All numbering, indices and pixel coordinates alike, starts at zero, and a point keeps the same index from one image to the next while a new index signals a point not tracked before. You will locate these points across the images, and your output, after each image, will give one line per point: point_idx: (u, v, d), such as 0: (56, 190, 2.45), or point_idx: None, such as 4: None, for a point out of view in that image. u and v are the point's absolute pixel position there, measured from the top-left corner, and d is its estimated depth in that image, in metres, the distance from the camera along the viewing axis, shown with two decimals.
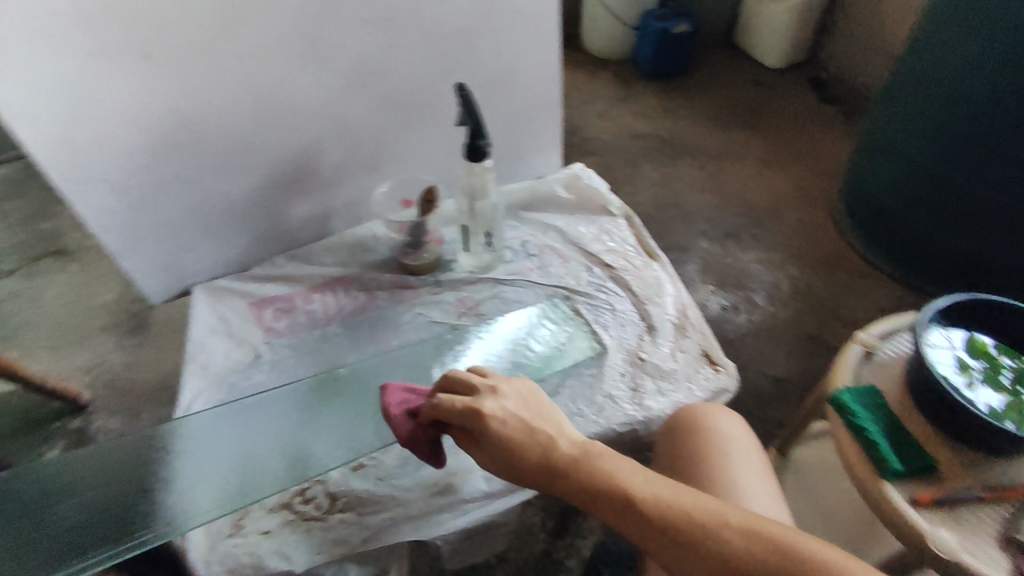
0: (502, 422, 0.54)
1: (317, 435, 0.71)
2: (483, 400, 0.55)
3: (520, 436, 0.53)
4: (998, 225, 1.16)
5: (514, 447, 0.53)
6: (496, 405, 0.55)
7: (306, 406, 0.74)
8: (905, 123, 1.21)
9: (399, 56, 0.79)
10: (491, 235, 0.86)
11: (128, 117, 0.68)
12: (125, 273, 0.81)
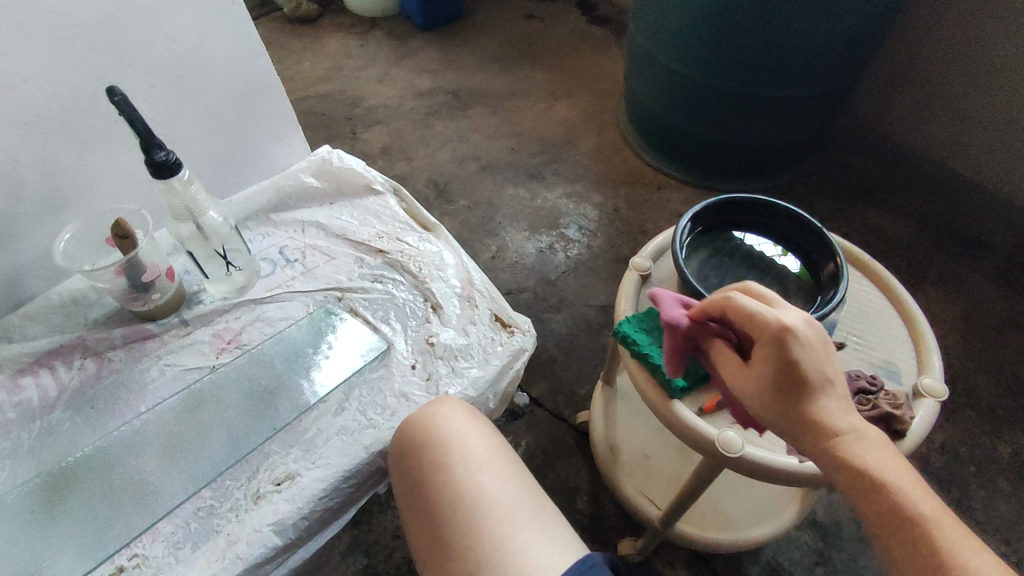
0: (803, 348, 0.43)
1: (52, 552, 0.57)
2: (787, 319, 0.44)
3: (816, 379, 0.43)
4: (757, 115, 1.32)
5: (801, 391, 0.43)
6: (801, 327, 0.44)
7: (30, 523, 0.59)
8: (666, 35, 1.28)
9: (30, 63, 0.62)
10: (227, 251, 0.75)
11: None
12: None
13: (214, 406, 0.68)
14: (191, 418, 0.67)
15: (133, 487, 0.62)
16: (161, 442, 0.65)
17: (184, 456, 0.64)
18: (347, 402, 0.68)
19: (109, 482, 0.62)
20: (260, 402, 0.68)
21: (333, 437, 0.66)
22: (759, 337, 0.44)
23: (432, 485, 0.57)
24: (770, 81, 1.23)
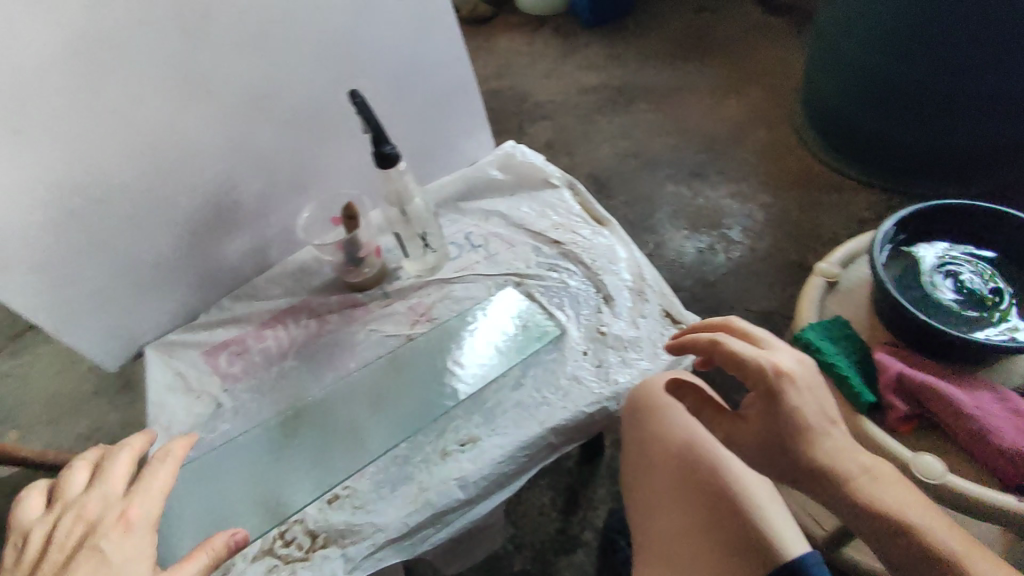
0: (795, 389, 0.53)
1: (288, 474, 0.70)
2: (776, 364, 0.54)
3: (810, 416, 0.53)
4: (950, 110, 1.18)
5: (798, 427, 0.53)
6: (787, 369, 0.54)
7: (272, 448, 0.72)
8: (850, 20, 1.23)
9: (290, 71, 0.76)
10: (427, 236, 0.83)
11: (23, 197, 0.65)
12: (72, 348, 0.79)
13: (410, 371, 0.77)
14: (392, 380, 0.77)
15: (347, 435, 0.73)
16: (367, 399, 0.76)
17: (385, 414, 0.74)
18: (524, 379, 0.74)
19: (329, 429, 0.74)
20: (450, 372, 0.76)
21: (510, 409, 0.72)
22: (755, 382, 0.55)
23: (665, 437, 0.69)
24: (969, 68, 1.11)
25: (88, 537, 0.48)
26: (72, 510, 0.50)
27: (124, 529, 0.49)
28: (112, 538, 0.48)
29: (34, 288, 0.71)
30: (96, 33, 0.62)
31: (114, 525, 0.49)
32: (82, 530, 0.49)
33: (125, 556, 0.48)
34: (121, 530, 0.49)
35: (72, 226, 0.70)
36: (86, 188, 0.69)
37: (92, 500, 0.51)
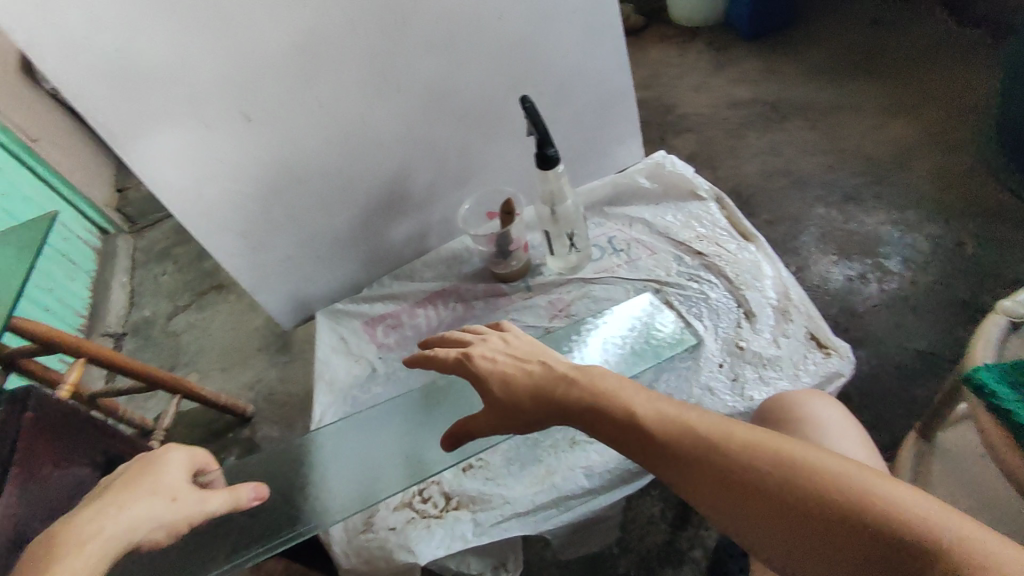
0: (490, 360, 0.60)
1: (429, 439, 0.76)
2: (472, 349, 0.62)
3: (520, 370, 0.58)
4: None
5: (518, 379, 0.57)
6: (484, 350, 0.62)
7: (417, 414, 0.79)
8: None
9: (468, 75, 0.84)
10: (574, 236, 0.87)
11: (244, 173, 0.79)
12: (263, 304, 0.94)
13: None
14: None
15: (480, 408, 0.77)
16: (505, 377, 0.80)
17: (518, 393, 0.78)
18: (656, 384, 0.76)
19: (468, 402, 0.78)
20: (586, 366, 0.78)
21: None
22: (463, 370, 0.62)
23: None
24: None
25: (144, 453, 0.59)
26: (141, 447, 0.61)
27: (171, 449, 0.59)
28: (161, 450, 0.58)
29: (240, 249, 0.86)
30: (313, 46, 0.73)
31: (165, 445, 0.60)
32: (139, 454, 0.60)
33: (168, 463, 0.57)
34: (171, 447, 0.59)
35: (277, 200, 0.83)
36: (291, 168, 0.82)
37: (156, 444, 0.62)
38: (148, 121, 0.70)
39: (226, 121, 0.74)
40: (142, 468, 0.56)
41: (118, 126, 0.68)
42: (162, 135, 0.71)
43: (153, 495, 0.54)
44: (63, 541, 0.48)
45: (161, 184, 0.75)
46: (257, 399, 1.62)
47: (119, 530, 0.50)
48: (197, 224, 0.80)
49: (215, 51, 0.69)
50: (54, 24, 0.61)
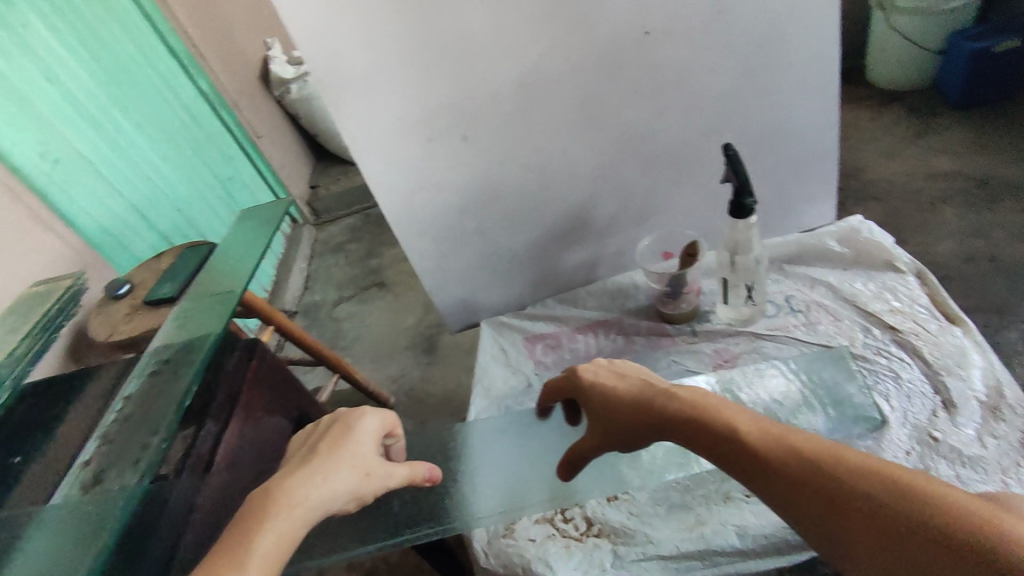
0: (592, 377, 0.68)
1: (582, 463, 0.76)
2: (577, 371, 0.71)
3: (624, 384, 0.64)
4: None
5: (622, 390, 0.63)
6: (588, 371, 0.70)
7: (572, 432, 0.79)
8: None
9: (670, 119, 0.87)
10: (753, 288, 0.86)
11: (449, 185, 0.89)
12: (440, 303, 1.04)
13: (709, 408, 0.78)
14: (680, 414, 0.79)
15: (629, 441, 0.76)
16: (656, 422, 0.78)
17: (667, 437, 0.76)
18: None
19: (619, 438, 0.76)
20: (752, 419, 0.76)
21: None
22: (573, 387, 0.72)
23: None
24: None
25: (338, 415, 0.66)
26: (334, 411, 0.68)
27: (363, 415, 0.65)
28: (355, 417, 0.65)
29: (431, 253, 0.96)
30: (527, 79, 0.80)
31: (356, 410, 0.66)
32: (333, 417, 0.67)
33: (361, 434, 0.63)
34: (363, 415, 0.66)
35: (470, 214, 0.92)
36: (488, 186, 0.90)
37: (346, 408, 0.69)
38: (383, 131, 0.81)
39: (444, 138, 0.83)
40: (340, 436, 0.62)
41: (359, 134, 0.81)
42: (390, 144, 0.83)
43: (350, 464, 0.60)
44: (282, 498, 0.54)
45: (378, 185, 0.87)
46: (398, 393, 1.74)
47: (325, 492, 0.57)
48: (400, 224, 0.92)
49: (449, 79, 0.78)
50: (335, 47, 0.73)
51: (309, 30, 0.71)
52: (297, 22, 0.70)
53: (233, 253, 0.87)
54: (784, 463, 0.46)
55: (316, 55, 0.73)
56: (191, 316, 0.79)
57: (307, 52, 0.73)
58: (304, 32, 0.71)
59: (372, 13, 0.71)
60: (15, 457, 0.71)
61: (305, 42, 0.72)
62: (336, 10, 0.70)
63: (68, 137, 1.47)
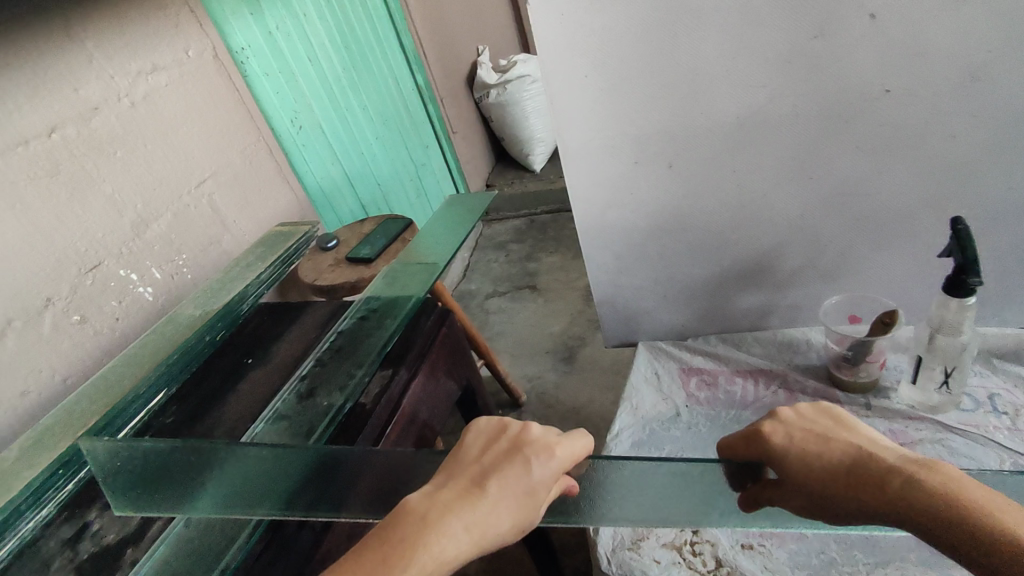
0: (784, 436, 0.56)
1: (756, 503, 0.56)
2: (761, 426, 0.59)
3: (830, 450, 0.53)
4: None
5: (827, 458, 0.52)
6: (776, 427, 0.58)
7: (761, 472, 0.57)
8: None
9: (888, 181, 0.84)
10: (952, 372, 0.79)
11: (643, 208, 0.95)
12: (603, 316, 1.13)
13: None
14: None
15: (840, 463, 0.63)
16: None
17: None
18: None
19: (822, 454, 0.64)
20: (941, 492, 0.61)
21: None
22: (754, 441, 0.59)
23: None
24: None
25: (524, 440, 0.53)
26: (524, 425, 0.55)
27: (558, 452, 0.52)
28: (540, 454, 0.51)
29: (607, 267, 1.04)
30: (744, 120, 0.82)
31: (549, 443, 0.52)
32: (518, 436, 0.53)
33: (546, 477, 0.50)
34: (556, 450, 0.52)
35: (655, 238, 0.98)
36: (680, 213, 0.94)
37: (537, 426, 0.55)
38: (595, 148, 0.89)
39: (651, 164, 0.89)
40: (522, 474, 0.49)
41: (575, 148, 0.90)
42: (598, 161, 0.91)
43: (523, 513, 0.48)
44: (434, 537, 0.44)
45: (579, 195, 0.96)
46: (530, 392, 1.81)
47: (485, 538, 0.46)
48: (587, 233, 1.00)
49: (667, 111, 0.83)
50: (573, 70, 0.82)
51: (555, 55, 0.80)
52: (547, 47, 0.80)
53: (440, 228, 0.97)
54: None
55: (555, 77, 0.83)
56: (400, 278, 0.91)
57: (548, 73, 0.83)
58: (549, 57, 0.81)
59: (613, 48, 0.79)
60: (249, 357, 0.88)
61: (549, 65, 0.81)
62: (583, 36, 0.78)
63: (313, 108, 1.73)
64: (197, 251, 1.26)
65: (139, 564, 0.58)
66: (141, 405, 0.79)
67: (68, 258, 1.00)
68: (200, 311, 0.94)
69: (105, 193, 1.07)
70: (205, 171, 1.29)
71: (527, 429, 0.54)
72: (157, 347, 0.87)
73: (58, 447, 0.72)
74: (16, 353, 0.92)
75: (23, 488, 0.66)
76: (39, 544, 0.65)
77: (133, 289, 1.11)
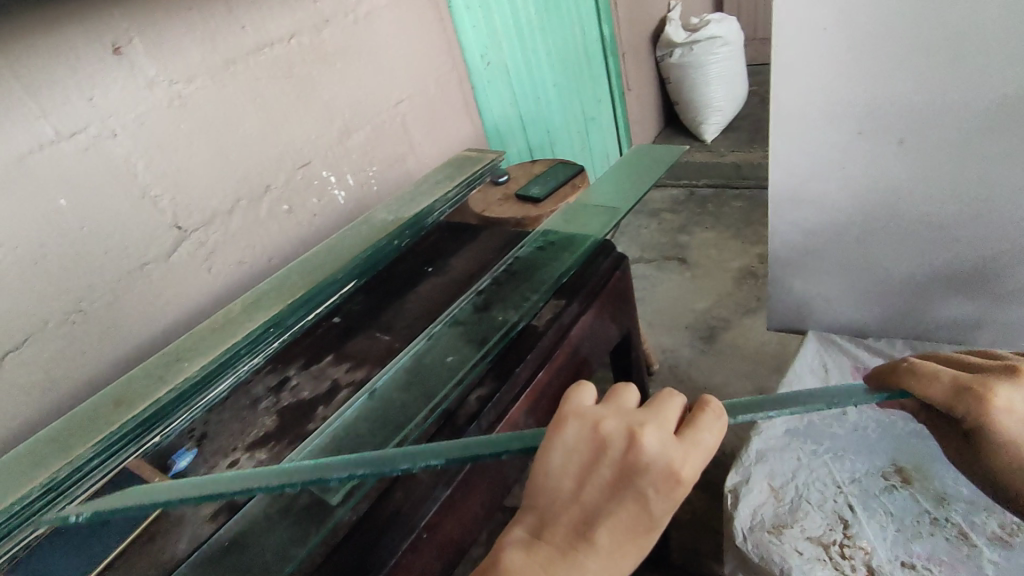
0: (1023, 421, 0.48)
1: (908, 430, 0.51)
2: (995, 393, 0.48)
3: None
4: None
5: None
6: (1017, 401, 0.48)
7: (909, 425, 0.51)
8: None
9: None
10: None
11: (854, 188, 0.85)
12: (774, 298, 1.06)
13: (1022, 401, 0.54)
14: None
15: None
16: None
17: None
18: None
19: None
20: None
21: None
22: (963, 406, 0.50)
23: None
24: None
25: (633, 468, 0.40)
26: (630, 438, 0.41)
27: (683, 472, 0.40)
28: (655, 488, 0.39)
29: (793, 245, 0.97)
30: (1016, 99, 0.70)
31: (677, 459, 0.40)
32: (623, 458, 0.40)
33: (667, 510, 0.40)
34: (685, 474, 0.40)
35: (858, 223, 0.88)
36: (901, 199, 0.83)
37: (653, 426, 0.42)
38: (814, 114, 0.81)
39: (880, 137, 0.79)
40: (638, 516, 0.39)
41: (788, 110, 0.82)
42: (814, 129, 0.82)
43: (643, 548, 0.40)
44: None
45: (782, 164, 0.89)
46: (662, 363, 1.77)
47: None
48: (779, 206, 0.93)
49: (913, 78, 0.73)
50: (812, 21, 0.73)
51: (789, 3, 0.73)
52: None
53: (625, 174, 0.95)
54: None
55: (783, 29, 0.75)
56: (579, 218, 0.92)
57: (776, 23, 0.75)
58: (782, 5, 0.73)
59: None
60: (428, 266, 0.93)
61: (780, 15, 0.74)
62: None
63: (503, 46, 1.76)
64: (386, 166, 1.34)
65: (327, 421, 0.66)
66: (334, 289, 0.89)
67: (286, 153, 1.12)
68: (392, 217, 1.02)
69: (322, 98, 1.17)
70: (403, 92, 1.37)
71: (637, 445, 0.40)
72: (352, 242, 0.96)
73: (270, 309, 0.84)
74: (238, 228, 1.05)
75: (242, 337, 0.79)
76: (249, 385, 0.76)
77: (331, 190, 1.22)
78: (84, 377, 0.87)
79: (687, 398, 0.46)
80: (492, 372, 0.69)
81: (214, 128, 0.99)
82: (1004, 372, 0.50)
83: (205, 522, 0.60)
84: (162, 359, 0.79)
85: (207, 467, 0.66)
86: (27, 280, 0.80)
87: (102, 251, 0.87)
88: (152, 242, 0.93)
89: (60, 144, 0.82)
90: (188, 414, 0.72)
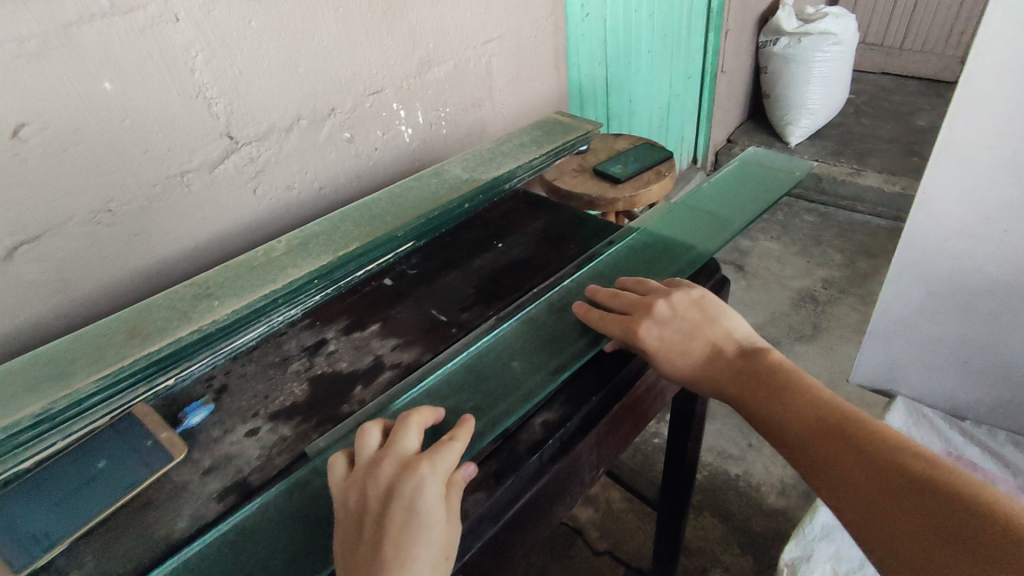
0: (661, 342, 0.59)
1: (697, 230, 0.78)
2: (639, 329, 0.60)
3: (698, 348, 0.59)
4: None
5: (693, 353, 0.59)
6: (655, 327, 0.60)
7: (692, 229, 0.79)
8: None
9: None
10: None
11: (1006, 252, 0.81)
12: (866, 350, 1.05)
13: (731, 196, 0.83)
14: (779, 165, 0.89)
15: (673, 246, 0.77)
16: (744, 184, 0.85)
17: (728, 201, 0.82)
18: None
19: (662, 242, 0.78)
20: (755, 175, 0.87)
21: None
22: (620, 337, 0.61)
23: None
24: None
25: (394, 487, 0.45)
26: (373, 473, 0.46)
27: (424, 468, 0.46)
28: (411, 484, 0.45)
29: (911, 299, 0.94)
30: None
31: (415, 466, 0.46)
32: (385, 490, 0.45)
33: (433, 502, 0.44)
34: (426, 477, 0.45)
35: (996, 292, 0.85)
36: None
37: (389, 454, 0.47)
38: (992, 160, 0.76)
39: None
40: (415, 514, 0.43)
41: (961, 151, 0.78)
42: (983, 178, 0.78)
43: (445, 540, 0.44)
44: None
45: (928, 208, 0.85)
46: None
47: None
48: (906, 256, 0.90)
49: None
50: None
51: (996, 48, 0.69)
52: (998, 31, 0.68)
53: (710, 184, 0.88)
54: (823, 428, 0.52)
55: (980, 68, 0.72)
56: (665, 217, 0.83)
57: (974, 60, 0.72)
58: (990, 41, 0.70)
59: None
60: (497, 240, 0.82)
61: (983, 53, 0.71)
62: None
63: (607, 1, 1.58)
64: (459, 109, 1.21)
65: (366, 407, 0.57)
66: (391, 247, 0.78)
67: (359, 76, 0.99)
68: (467, 175, 0.90)
69: (409, 23, 1.03)
70: (494, 31, 1.22)
71: (379, 479, 0.46)
72: (419, 197, 0.86)
73: (318, 259, 0.73)
74: (293, 148, 0.94)
75: (282, 285, 0.69)
76: (281, 339, 0.68)
77: (398, 126, 1.09)
78: (101, 282, 0.79)
79: (422, 414, 0.51)
80: (562, 396, 0.59)
81: (287, 34, 0.87)
82: (645, 307, 0.62)
83: (210, 502, 0.51)
84: (188, 293, 0.70)
85: (222, 431, 0.58)
86: (56, 167, 0.71)
87: (143, 151, 0.77)
88: (198, 149, 0.83)
89: (113, 19, 0.70)
90: (209, 358, 0.65)
